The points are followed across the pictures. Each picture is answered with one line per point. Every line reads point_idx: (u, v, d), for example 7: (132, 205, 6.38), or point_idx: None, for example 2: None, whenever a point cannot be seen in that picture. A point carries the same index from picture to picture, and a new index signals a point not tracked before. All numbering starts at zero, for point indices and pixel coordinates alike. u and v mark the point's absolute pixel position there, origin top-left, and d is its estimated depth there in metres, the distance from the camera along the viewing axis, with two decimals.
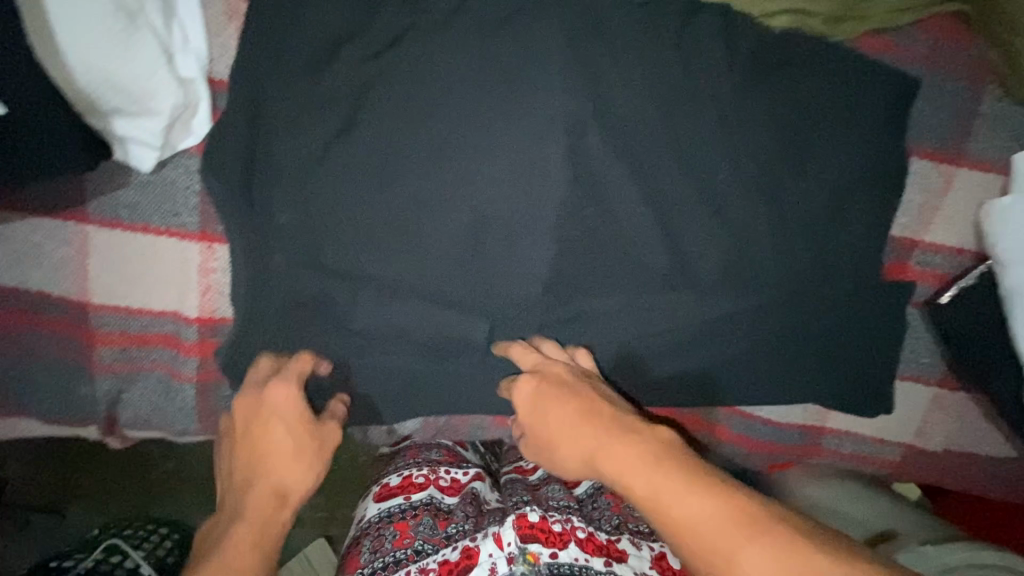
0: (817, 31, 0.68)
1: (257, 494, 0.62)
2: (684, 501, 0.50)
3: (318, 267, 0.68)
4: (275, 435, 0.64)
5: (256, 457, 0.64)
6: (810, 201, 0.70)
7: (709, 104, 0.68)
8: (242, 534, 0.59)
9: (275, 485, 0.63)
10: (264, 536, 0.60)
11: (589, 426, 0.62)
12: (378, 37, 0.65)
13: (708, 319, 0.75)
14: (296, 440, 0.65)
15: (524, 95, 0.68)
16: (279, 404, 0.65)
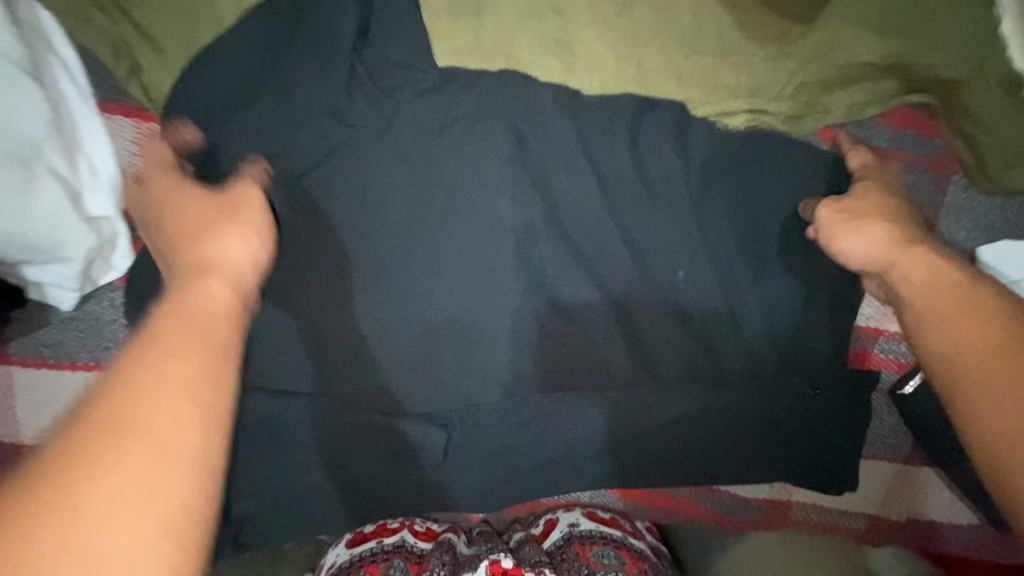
0: (773, 125, 0.64)
1: (206, 290, 0.41)
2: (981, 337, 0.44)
3: (272, 386, 0.67)
4: (237, 235, 0.48)
5: (203, 253, 0.46)
6: (776, 296, 0.68)
7: (665, 204, 0.65)
8: (183, 333, 0.37)
9: (243, 272, 0.46)
10: (225, 353, 0.38)
11: (890, 240, 0.57)
12: (315, 146, 0.63)
13: (682, 420, 0.70)
14: (266, 240, 0.49)
15: (471, 200, 0.64)
16: (246, 215, 0.50)
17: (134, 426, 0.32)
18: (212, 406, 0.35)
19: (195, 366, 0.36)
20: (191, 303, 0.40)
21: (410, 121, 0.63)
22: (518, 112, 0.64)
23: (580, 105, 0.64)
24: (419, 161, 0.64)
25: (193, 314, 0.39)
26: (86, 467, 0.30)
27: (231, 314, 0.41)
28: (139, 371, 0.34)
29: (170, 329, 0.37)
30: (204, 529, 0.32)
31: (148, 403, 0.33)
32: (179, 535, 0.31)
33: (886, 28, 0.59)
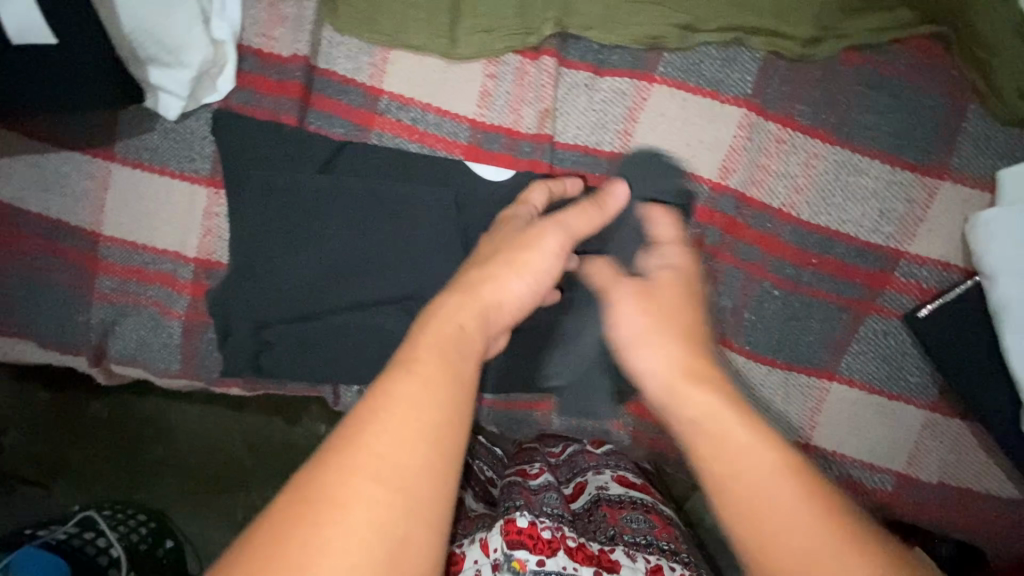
0: (796, 50, 0.69)
1: (466, 313, 0.46)
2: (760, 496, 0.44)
3: (310, 229, 0.70)
4: (511, 273, 0.51)
5: (476, 283, 0.50)
6: (793, 215, 0.72)
7: (696, 103, 0.71)
8: (444, 360, 0.42)
9: (475, 332, 0.46)
10: (470, 376, 0.42)
11: (679, 368, 0.53)
12: (382, 20, 0.70)
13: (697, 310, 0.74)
14: (530, 289, 0.52)
15: (521, 81, 0.72)
16: (536, 259, 0.53)
17: (431, 369, 0.41)
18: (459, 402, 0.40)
19: (461, 348, 0.44)
20: (453, 355, 0.43)
21: (470, 9, 0.71)
22: (569, 12, 0.70)
23: (626, 9, 0.70)
24: (471, 50, 0.71)
25: (457, 338, 0.44)
26: (388, 395, 0.39)
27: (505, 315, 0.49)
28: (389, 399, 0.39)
29: (432, 338, 0.43)
30: (454, 463, 0.39)
31: (411, 378, 0.40)
32: (451, 448, 0.39)
33: None
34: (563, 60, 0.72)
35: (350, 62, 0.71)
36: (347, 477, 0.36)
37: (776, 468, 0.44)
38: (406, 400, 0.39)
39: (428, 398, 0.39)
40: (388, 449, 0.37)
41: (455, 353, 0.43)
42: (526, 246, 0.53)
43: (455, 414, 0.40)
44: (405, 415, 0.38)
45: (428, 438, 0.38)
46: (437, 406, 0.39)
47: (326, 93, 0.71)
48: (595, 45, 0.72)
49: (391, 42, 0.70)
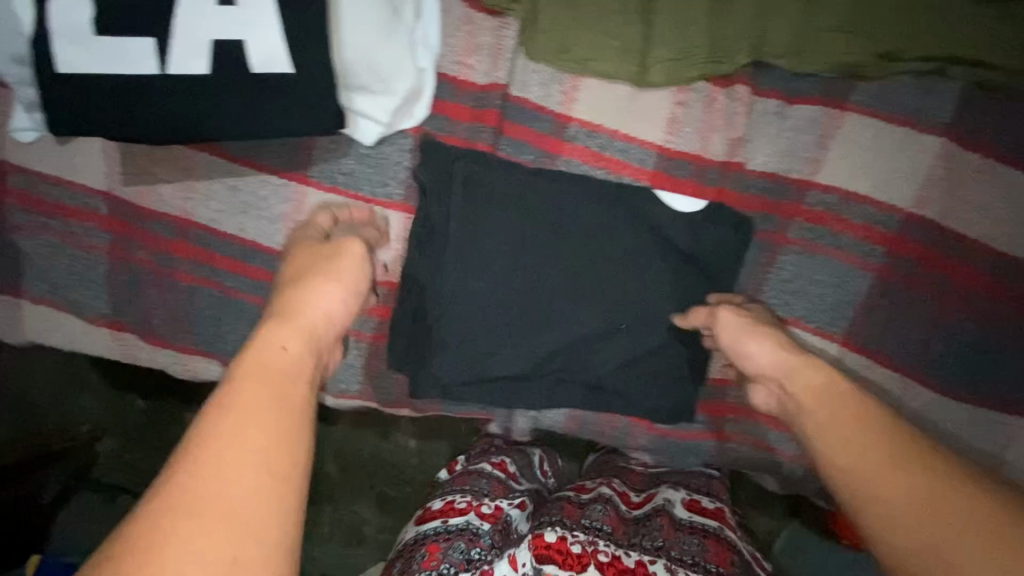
0: (1000, 80, 0.68)
1: (275, 336, 0.49)
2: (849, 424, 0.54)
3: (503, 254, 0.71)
4: (321, 288, 0.55)
5: (299, 302, 0.53)
6: (991, 248, 0.70)
7: (893, 133, 0.70)
8: (262, 394, 0.44)
9: (304, 364, 0.48)
10: (297, 402, 0.45)
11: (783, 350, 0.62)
12: (577, 46, 0.69)
13: (878, 339, 0.75)
14: (351, 298, 0.57)
15: (712, 109, 0.72)
16: (346, 269, 0.58)
17: (224, 401, 0.43)
18: (291, 436, 0.43)
19: (295, 370, 0.47)
20: (281, 388, 0.45)
21: (666, 33, 0.69)
22: (764, 42, 0.69)
23: (828, 34, 0.68)
24: (664, 75, 0.70)
25: (273, 361, 0.47)
26: (190, 439, 0.40)
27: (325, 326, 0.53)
28: (209, 445, 0.40)
29: (246, 372, 0.45)
30: (287, 496, 0.41)
31: (232, 408, 0.42)
32: (284, 479, 0.41)
33: None
34: (754, 89, 0.72)
35: (543, 89, 0.71)
36: (165, 512, 0.37)
37: (875, 443, 0.51)
38: (224, 440, 0.40)
39: (261, 423, 0.42)
40: (212, 479, 0.39)
41: (281, 372, 0.46)
42: (352, 263, 0.58)
43: (283, 447, 0.42)
44: (226, 459, 0.40)
45: (258, 481, 0.40)
46: (258, 434, 0.41)
47: (517, 120, 0.72)
48: (785, 73, 0.72)
49: (584, 69, 0.70)
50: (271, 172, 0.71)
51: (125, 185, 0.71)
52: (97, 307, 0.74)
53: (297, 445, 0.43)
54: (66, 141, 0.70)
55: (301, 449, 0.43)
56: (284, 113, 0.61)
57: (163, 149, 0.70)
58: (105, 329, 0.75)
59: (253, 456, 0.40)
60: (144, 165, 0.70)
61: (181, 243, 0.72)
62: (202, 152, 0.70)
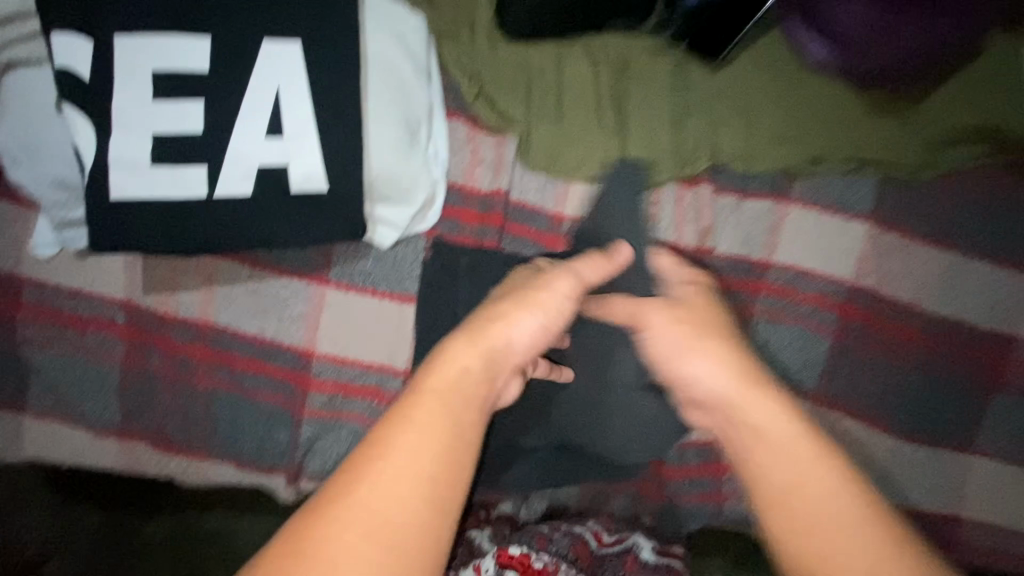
0: (901, 176, 0.85)
1: (459, 356, 0.57)
2: (826, 503, 0.54)
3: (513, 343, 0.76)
4: (514, 319, 0.61)
5: (488, 326, 0.60)
6: (917, 310, 0.84)
7: (828, 220, 0.85)
8: (438, 412, 0.53)
9: (478, 392, 0.56)
10: (464, 426, 0.54)
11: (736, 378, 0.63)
12: (567, 158, 0.82)
13: (843, 394, 0.85)
14: (539, 332, 0.63)
15: (681, 205, 0.84)
16: (546, 303, 0.63)
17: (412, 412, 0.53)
18: (453, 459, 0.52)
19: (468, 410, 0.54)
20: (453, 409, 0.54)
21: (638, 146, 0.83)
22: (718, 151, 0.85)
23: (765, 145, 0.84)
24: (640, 178, 0.83)
25: (453, 384, 0.55)
26: (379, 438, 0.52)
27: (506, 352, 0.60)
28: (387, 447, 0.51)
29: (432, 386, 0.55)
30: (441, 508, 0.50)
31: (411, 433, 0.52)
32: (442, 494, 0.50)
33: (972, 108, 0.85)
34: (715, 188, 0.86)
35: (539, 193, 0.82)
36: (346, 504, 0.48)
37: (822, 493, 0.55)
38: (403, 444, 0.51)
39: (429, 456, 0.51)
40: (390, 476, 0.49)
41: (460, 398, 0.55)
42: (535, 299, 0.63)
43: (447, 467, 0.51)
44: (403, 463, 0.50)
45: (421, 490, 0.49)
46: (429, 450, 0.51)
47: (519, 220, 0.82)
48: (738, 175, 0.86)
49: (573, 175, 0.82)
50: (292, 275, 0.75)
51: (143, 294, 0.73)
52: (105, 416, 0.74)
53: (456, 467, 0.52)
54: (83, 255, 0.72)
55: (459, 471, 0.52)
56: (316, 225, 0.67)
57: (184, 259, 0.74)
58: (114, 439, 0.74)
59: (419, 466, 0.50)
60: (165, 274, 0.73)
61: (199, 346, 0.74)
62: (227, 261, 0.74)
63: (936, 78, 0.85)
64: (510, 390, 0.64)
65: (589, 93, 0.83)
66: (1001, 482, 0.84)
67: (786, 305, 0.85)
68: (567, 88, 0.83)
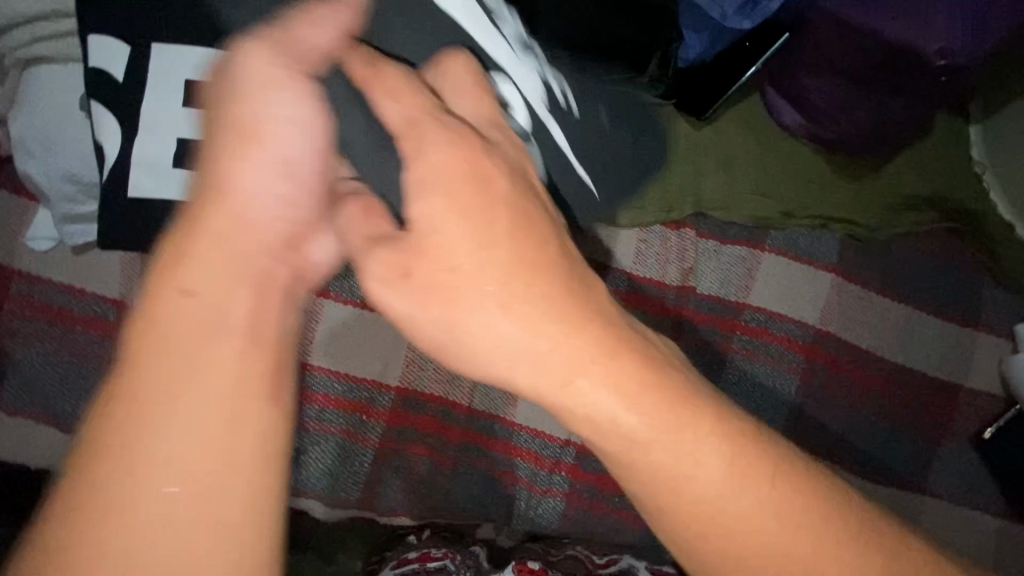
0: (864, 234, 0.94)
1: (163, 280, 0.38)
2: (737, 499, 0.44)
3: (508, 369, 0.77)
4: (236, 175, 0.41)
5: (208, 205, 0.40)
6: (876, 355, 0.91)
7: (798, 268, 0.92)
8: (180, 361, 0.37)
9: (254, 308, 0.40)
10: (242, 356, 0.39)
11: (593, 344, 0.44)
12: None
13: (811, 432, 0.90)
14: (292, 174, 0.43)
15: (667, 245, 0.91)
16: (249, 120, 0.42)
17: (141, 389, 0.36)
18: (242, 407, 0.38)
19: (262, 335, 0.40)
20: (212, 350, 0.38)
21: (627, 192, 0.91)
22: (701, 199, 0.93)
23: (743, 198, 0.93)
24: (630, 218, 0.89)
25: (196, 318, 0.38)
26: (108, 439, 0.36)
27: (265, 230, 0.42)
28: (133, 445, 0.36)
29: (154, 335, 0.37)
30: (264, 460, 0.38)
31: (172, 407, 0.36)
32: (254, 448, 0.38)
33: (921, 178, 0.96)
34: (699, 232, 0.93)
35: None
36: (116, 515, 0.35)
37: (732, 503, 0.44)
38: (148, 437, 0.36)
39: (225, 415, 0.37)
40: (149, 471, 0.35)
41: (208, 335, 0.38)
42: (238, 133, 0.42)
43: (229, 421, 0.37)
44: (160, 455, 0.36)
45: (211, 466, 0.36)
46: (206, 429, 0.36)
47: None
48: (718, 222, 0.94)
49: None
50: None
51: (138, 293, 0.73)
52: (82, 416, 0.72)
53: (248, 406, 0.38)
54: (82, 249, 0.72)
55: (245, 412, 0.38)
56: None
57: None
58: None
59: (180, 438, 0.36)
60: None
61: None
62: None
63: (895, 150, 0.96)
64: (312, 250, 0.46)
65: None
66: (952, 520, 0.89)
67: (760, 344, 0.90)
68: (570, 130, 0.90)
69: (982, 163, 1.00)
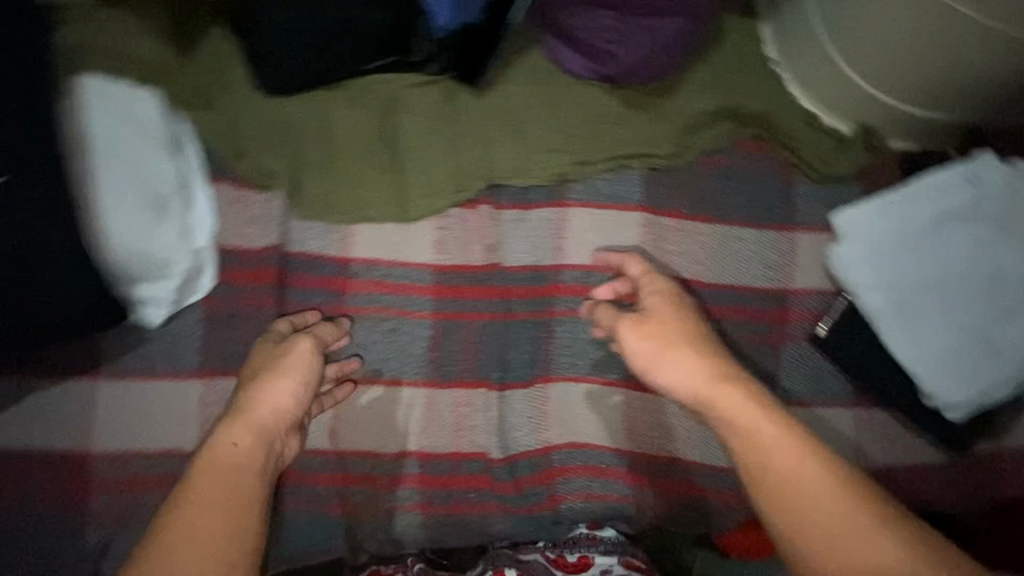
0: (666, 164, 0.92)
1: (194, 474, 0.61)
2: (801, 473, 0.63)
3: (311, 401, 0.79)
4: (269, 389, 0.69)
5: (247, 406, 0.68)
6: (701, 283, 0.90)
7: (605, 217, 0.90)
8: (215, 488, 0.60)
9: (238, 465, 0.62)
10: (240, 486, 0.61)
11: (712, 374, 0.73)
12: (345, 201, 0.83)
13: None
14: (299, 388, 0.71)
15: (461, 227, 0.87)
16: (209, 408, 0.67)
17: (175, 524, 0.56)
18: (239, 492, 0.60)
19: (242, 457, 0.63)
20: (231, 472, 0.61)
21: (415, 181, 0.86)
22: (493, 170, 0.89)
23: (534, 159, 0.90)
24: (419, 209, 0.85)
25: (205, 458, 0.62)
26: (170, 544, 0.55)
27: (268, 414, 0.68)
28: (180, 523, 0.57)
29: (199, 487, 0.60)
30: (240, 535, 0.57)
31: (184, 513, 0.57)
32: (236, 525, 0.58)
33: (710, 92, 0.93)
34: (497, 204, 0.89)
35: (320, 241, 0.82)
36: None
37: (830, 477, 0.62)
38: (182, 527, 0.56)
39: (207, 520, 0.57)
40: (187, 544, 0.55)
41: (236, 482, 0.61)
42: (289, 364, 0.72)
43: (242, 504, 0.59)
44: (191, 534, 0.56)
45: (206, 531, 0.56)
46: (189, 515, 0.57)
47: (301, 271, 0.81)
48: (517, 189, 0.90)
49: (352, 219, 0.83)
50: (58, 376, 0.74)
51: None
52: None
53: (247, 505, 0.60)
54: None
55: (247, 507, 0.59)
56: (61, 314, 0.67)
57: None
58: None
59: (210, 522, 0.57)
60: None
61: None
62: None
63: (679, 72, 0.94)
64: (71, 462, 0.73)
65: (357, 138, 0.87)
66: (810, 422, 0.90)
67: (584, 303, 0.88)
68: (335, 135, 0.86)
69: (779, 63, 0.96)
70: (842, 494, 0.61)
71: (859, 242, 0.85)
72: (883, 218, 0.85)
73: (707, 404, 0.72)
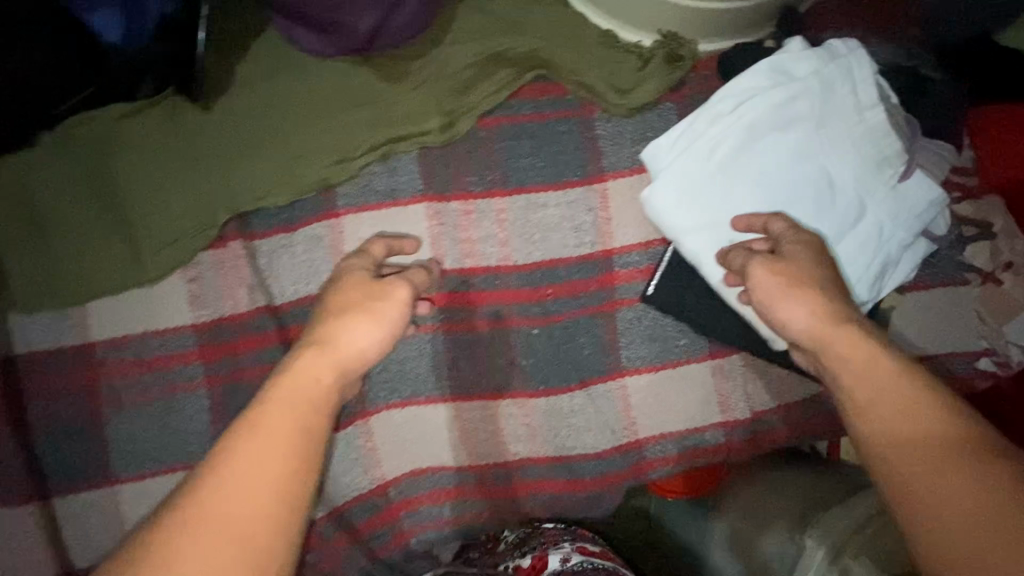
0: (438, 138, 0.77)
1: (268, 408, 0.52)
2: (927, 423, 0.51)
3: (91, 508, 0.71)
4: (361, 325, 0.60)
5: (335, 336, 0.59)
6: (508, 268, 0.79)
7: (381, 219, 0.77)
8: (280, 433, 0.50)
9: (315, 401, 0.53)
10: (309, 431, 0.51)
11: (823, 314, 0.60)
12: (69, 278, 0.72)
13: (478, 383, 0.80)
14: (381, 332, 0.60)
15: (214, 274, 0.75)
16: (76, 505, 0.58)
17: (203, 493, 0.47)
18: (284, 445, 0.50)
19: (325, 394, 0.54)
20: (296, 414, 0.52)
21: (146, 234, 0.74)
22: (236, 196, 0.75)
23: (281, 172, 0.76)
24: (156, 266, 0.73)
25: (291, 388, 0.53)
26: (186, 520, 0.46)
27: (349, 355, 0.58)
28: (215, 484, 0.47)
29: (249, 441, 0.50)
30: (294, 505, 0.48)
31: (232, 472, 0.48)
32: (286, 494, 0.48)
33: (470, 40, 0.79)
34: (250, 235, 0.77)
35: (51, 333, 0.72)
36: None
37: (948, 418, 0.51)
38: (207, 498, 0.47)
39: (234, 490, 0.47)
40: (219, 514, 0.46)
41: (299, 423, 0.51)
42: (367, 302, 0.62)
43: (293, 459, 0.50)
44: (220, 511, 0.46)
45: (253, 501, 0.47)
46: (262, 469, 0.48)
47: (39, 372, 0.71)
48: (274, 212, 0.77)
49: (83, 296, 0.72)
50: None
51: None
52: None
53: (304, 461, 0.50)
54: None
55: (305, 458, 0.50)
56: None
57: None
58: None
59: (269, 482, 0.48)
60: None
61: None
62: None
63: (439, 27, 0.79)
64: None
65: (64, 200, 0.74)
66: (663, 389, 0.81)
67: None
68: (39, 203, 0.73)
69: None
70: (943, 428, 0.51)
71: (666, 180, 0.72)
72: (689, 146, 0.72)
73: (824, 347, 0.59)
